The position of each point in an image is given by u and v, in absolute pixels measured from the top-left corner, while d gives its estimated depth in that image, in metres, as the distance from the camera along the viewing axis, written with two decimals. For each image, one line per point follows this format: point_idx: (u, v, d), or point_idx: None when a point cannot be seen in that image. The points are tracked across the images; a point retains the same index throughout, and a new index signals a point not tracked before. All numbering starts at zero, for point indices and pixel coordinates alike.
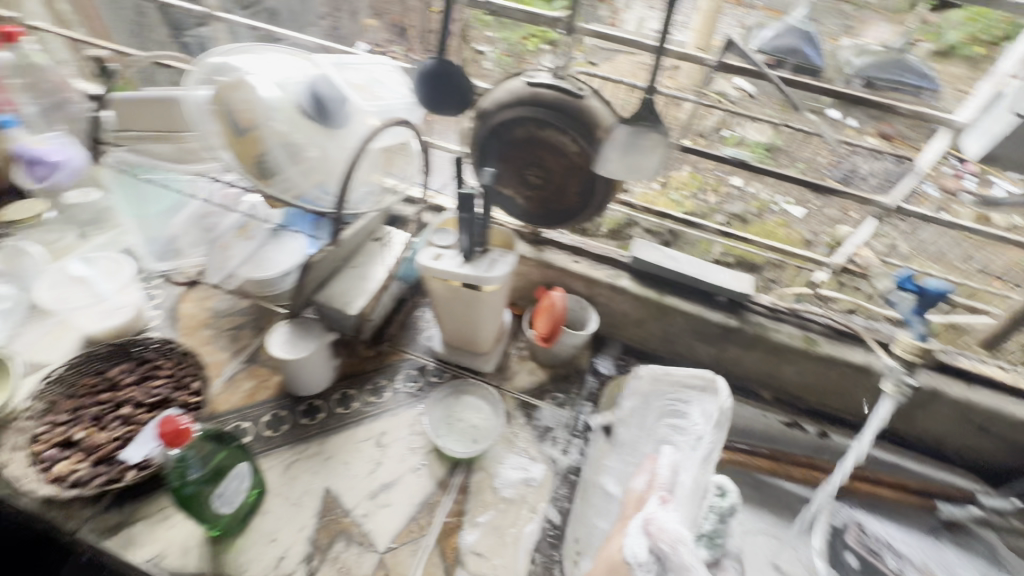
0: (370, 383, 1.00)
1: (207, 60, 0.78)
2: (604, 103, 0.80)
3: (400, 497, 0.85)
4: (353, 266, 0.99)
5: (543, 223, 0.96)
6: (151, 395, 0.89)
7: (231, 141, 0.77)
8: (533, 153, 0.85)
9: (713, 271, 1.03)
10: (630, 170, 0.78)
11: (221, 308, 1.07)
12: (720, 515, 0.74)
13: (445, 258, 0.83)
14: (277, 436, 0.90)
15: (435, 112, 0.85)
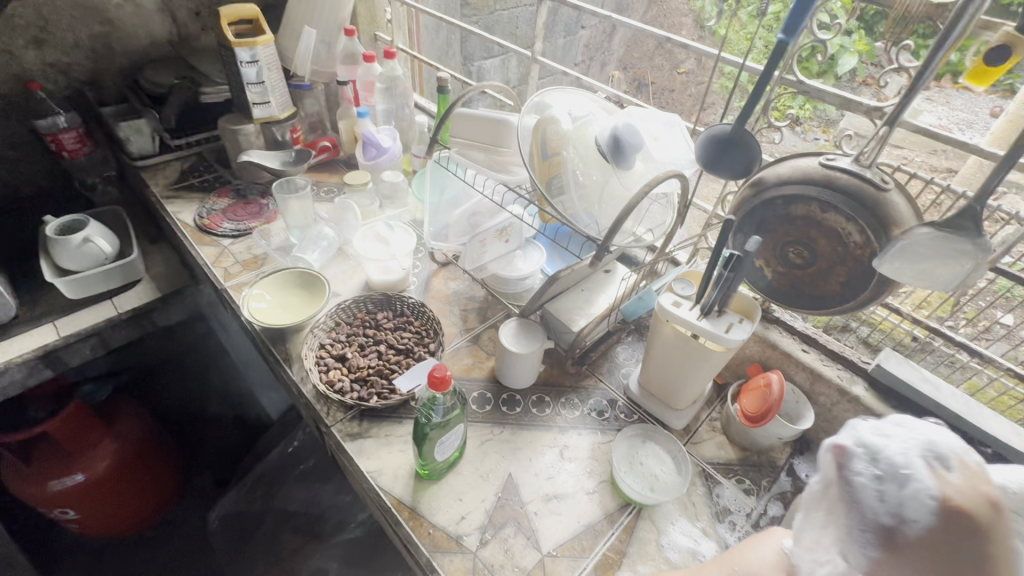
0: (564, 397, 1.07)
1: (532, 98, 0.97)
2: (908, 200, 0.76)
3: (570, 511, 0.89)
4: (582, 289, 1.09)
5: (787, 303, 0.92)
6: (400, 342, 1.09)
7: (536, 161, 0.91)
8: (803, 233, 0.83)
9: (984, 414, 0.87)
10: (920, 276, 0.73)
11: (460, 290, 1.27)
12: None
13: (683, 307, 0.87)
14: (480, 413, 1.02)
15: (713, 172, 0.89)
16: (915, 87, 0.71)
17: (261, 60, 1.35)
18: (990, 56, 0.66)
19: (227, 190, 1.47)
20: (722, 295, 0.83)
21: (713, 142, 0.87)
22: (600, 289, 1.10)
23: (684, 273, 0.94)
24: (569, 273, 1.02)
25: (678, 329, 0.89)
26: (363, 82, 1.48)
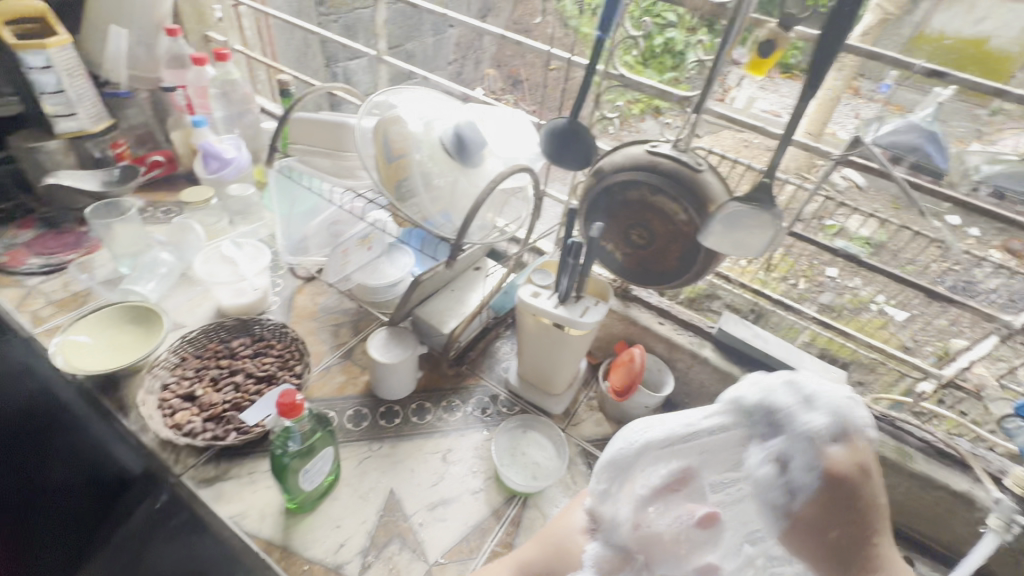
0: (444, 400, 1.05)
1: (373, 98, 0.94)
2: (720, 179, 0.84)
3: (456, 515, 0.88)
4: (451, 289, 1.08)
5: (638, 280, 0.99)
6: (260, 369, 1.00)
7: (380, 166, 0.88)
8: (640, 215, 0.90)
9: (803, 357, 1.00)
10: (735, 246, 0.82)
11: (329, 305, 1.20)
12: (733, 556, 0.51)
13: (542, 296, 0.90)
14: (356, 431, 0.98)
15: (557, 163, 0.93)
16: (711, 74, 0.80)
17: (57, 66, 1.16)
18: (762, 48, 0.76)
19: (31, 220, 1.25)
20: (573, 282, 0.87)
21: (553, 136, 0.91)
22: (471, 286, 1.10)
23: (542, 263, 0.97)
24: (433, 275, 1.00)
25: (540, 319, 0.91)
26: (195, 87, 1.34)
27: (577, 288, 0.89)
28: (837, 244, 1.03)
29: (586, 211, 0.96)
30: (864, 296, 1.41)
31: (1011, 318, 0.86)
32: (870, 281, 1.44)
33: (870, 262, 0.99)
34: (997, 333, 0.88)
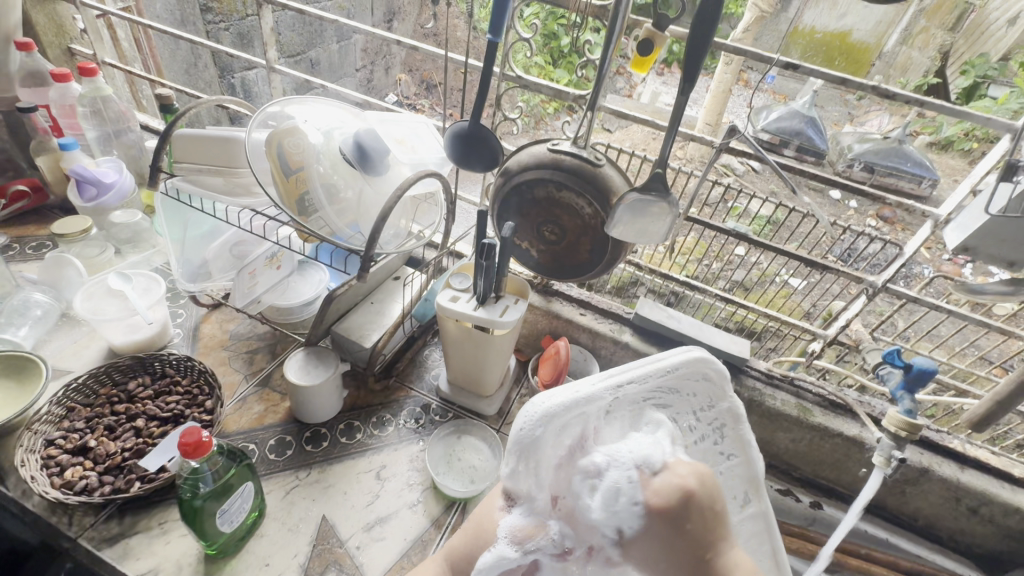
0: (374, 416, 1.02)
1: (266, 110, 0.89)
2: (619, 172, 0.89)
3: (394, 532, 0.86)
4: (371, 302, 1.05)
5: (555, 275, 1.02)
6: (164, 409, 0.92)
7: (278, 180, 0.83)
8: (550, 212, 0.92)
9: (711, 332, 1.08)
10: (639, 234, 0.85)
11: (240, 332, 1.13)
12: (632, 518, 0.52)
13: (461, 300, 0.90)
14: (280, 461, 0.92)
15: (465, 167, 0.93)
16: (600, 74, 0.83)
17: None
18: (642, 47, 0.80)
19: None
20: (490, 283, 0.87)
21: (457, 140, 0.92)
22: (391, 296, 1.08)
23: (460, 267, 0.97)
24: (349, 289, 0.97)
25: (462, 323, 0.91)
26: (59, 106, 1.21)
27: (495, 288, 0.90)
28: (729, 225, 1.11)
29: (498, 211, 0.97)
30: (768, 270, 1.53)
31: (875, 277, 0.97)
32: (766, 256, 1.58)
33: (759, 240, 1.09)
34: (866, 293, 1.00)
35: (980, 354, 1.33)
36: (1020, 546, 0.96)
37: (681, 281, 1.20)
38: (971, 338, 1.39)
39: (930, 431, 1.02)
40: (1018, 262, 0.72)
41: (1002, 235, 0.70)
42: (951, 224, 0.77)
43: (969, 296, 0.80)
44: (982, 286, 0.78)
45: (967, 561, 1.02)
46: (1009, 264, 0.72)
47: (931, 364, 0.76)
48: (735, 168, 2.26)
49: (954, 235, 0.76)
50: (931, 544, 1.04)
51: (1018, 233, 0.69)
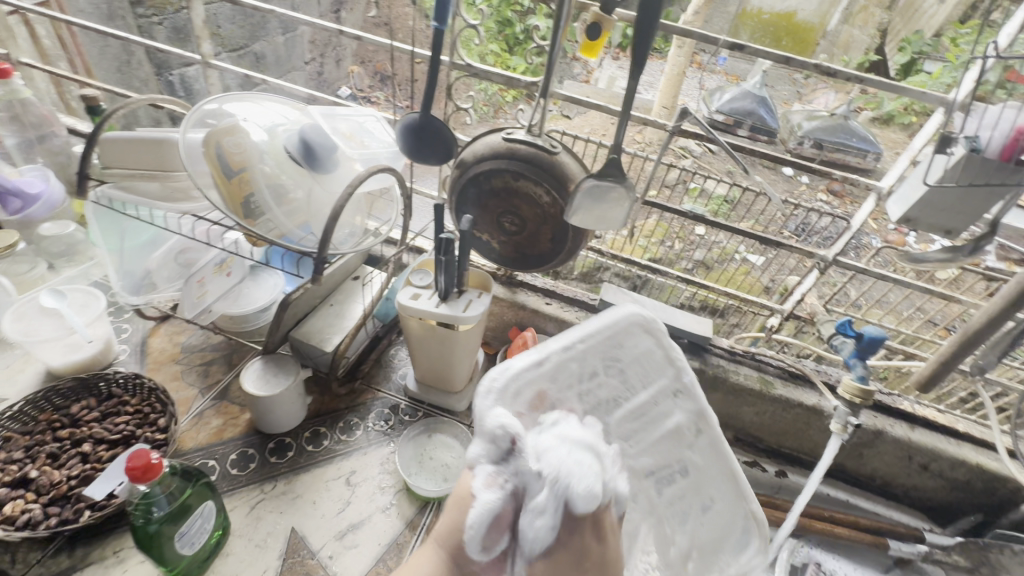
0: (341, 421, 1.00)
1: (203, 107, 0.84)
2: (575, 159, 0.88)
3: (368, 537, 0.84)
4: (330, 304, 1.02)
5: (518, 266, 1.01)
6: (113, 431, 0.87)
7: (220, 182, 0.79)
8: (508, 202, 0.91)
9: (674, 313, 1.09)
10: (599, 221, 0.85)
11: (193, 343, 1.08)
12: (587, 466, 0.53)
13: (422, 298, 0.88)
14: (243, 475, 0.89)
15: (420, 161, 0.91)
16: (550, 59, 0.82)
17: None
18: (590, 31, 0.79)
19: None
20: (450, 278, 0.85)
21: (409, 133, 0.89)
22: (351, 297, 1.05)
23: (420, 263, 0.95)
24: (305, 292, 0.93)
25: (425, 320, 0.89)
26: None
27: (458, 284, 0.88)
28: (686, 208, 1.13)
29: (456, 204, 0.95)
30: (727, 249, 1.60)
31: (826, 251, 1.01)
32: (725, 236, 1.62)
33: (714, 220, 1.11)
34: (818, 267, 1.04)
35: (927, 317, 1.40)
36: (967, 496, 1.02)
37: (643, 265, 1.22)
38: (916, 304, 1.47)
39: (884, 395, 1.07)
40: (955, 230, 0.75)
41: (939, 204, 0.72)
42: (893, 197, 0.80)
43: (912, 265, 0.83)
44: (923, 254, 0.82)
45: (920, 514, 1.09)
46: (946, 233, 0.76)
47: (881, 333, 0.80)
48: (692, 150, 2.30)
49: (896, 207, 0.78)
50: (888, 500, 1.10)
51: (952, 203, 0.71)
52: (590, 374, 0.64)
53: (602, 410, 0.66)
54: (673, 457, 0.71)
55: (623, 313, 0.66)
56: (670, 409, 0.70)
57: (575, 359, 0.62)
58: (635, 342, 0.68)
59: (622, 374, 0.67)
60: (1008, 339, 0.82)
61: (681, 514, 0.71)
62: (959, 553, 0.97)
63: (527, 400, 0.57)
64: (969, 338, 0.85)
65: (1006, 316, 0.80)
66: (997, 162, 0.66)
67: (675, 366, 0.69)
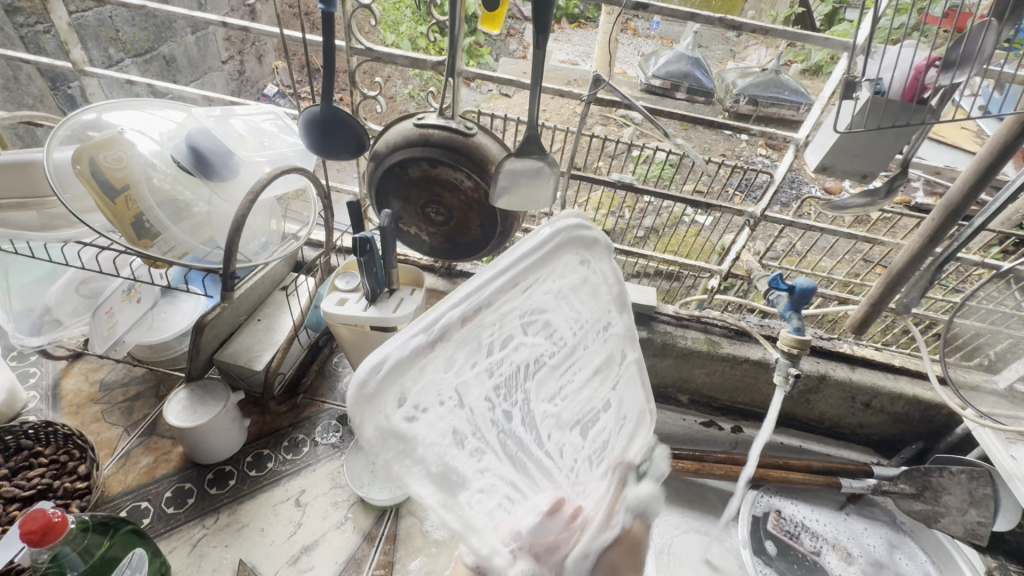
0: (286, 440, 0.95)
1: (79, 118, 0.76)
2: (494, 139, 0.84)
3: (324, 557, 0.80)
4: (258, 319, 0.96)
5: (452, 257, 0.97)
6: (25, 487, 0.79)
7: (102, 204, 0.70)
8: (431, 192, 0.87)
9: None
10: (525, 202, 0.81)
11: (114, 379, 1.00)
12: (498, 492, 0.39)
13: (349, 302, 0.83)
14: (182, 513, 0.83)
15: (332, 158, 0.85)
16: (451, 36, 0.78)
17: None
18: (487, 3, 0.76)
19: None
20: (374, 278, 0.80)
21: (315, 128, 0.82)
22: (281, 309, 0.99)
23: (345, 266, 0.90)
24: (224, 311, 0.86)
25: (355, 326, 0.84)
26: None
27: (388, 284, 0.84)
28: (616, 178, 1.12)
29: (378, 199, 0.91)
30: (672, 214, 1.60)
31: (754, 207, 1.02)
32: (667, 201, 1.63)
33: (646, 187, 1.10)
34: (750, 223, 1.05)
35: (863, 257, 1.45)
36: (909, 427, 1.07)
37: (583, 241, 1.21)
38: (852, 246, 1.52)
39: (825, 341, 1.10)
40: (869, 174, 0.77)
41: (851, 149, 0.73)
42: (810, 145, 0.81)
43: (834, 212, 0.85)
44: (844, 200, 0.83)
45: (868, 449, 1.13)
46: (862, 177, 0.77)
47: (810, 282, 0.80)
48: (633, 117, 2.29)
49: (813, 156, 0.80)
50: (837, 440, 1.14)
51: (863, 147, 0.73)
52: (506, 330, 0.43)
53: (516, 369, 0.43)
54: (600, 395, 0.51)
55: (553, 237, 0.48)
56: (595, 348, 0.52)
57: (486, 314, 0.42)
58: (563, 280, 0.50)
59: (548, 321, 0.47)
60: (930, 273, 0.84)
61: (606, 453, 0.50)
62: (904, 481, 1.00)
63: (424, 396, 0.38)
64: (894, 279, 0.88)
65: (925, 252, 0.83)
66: (901, 103, 0.66)
67: (610, 301, 0.55)
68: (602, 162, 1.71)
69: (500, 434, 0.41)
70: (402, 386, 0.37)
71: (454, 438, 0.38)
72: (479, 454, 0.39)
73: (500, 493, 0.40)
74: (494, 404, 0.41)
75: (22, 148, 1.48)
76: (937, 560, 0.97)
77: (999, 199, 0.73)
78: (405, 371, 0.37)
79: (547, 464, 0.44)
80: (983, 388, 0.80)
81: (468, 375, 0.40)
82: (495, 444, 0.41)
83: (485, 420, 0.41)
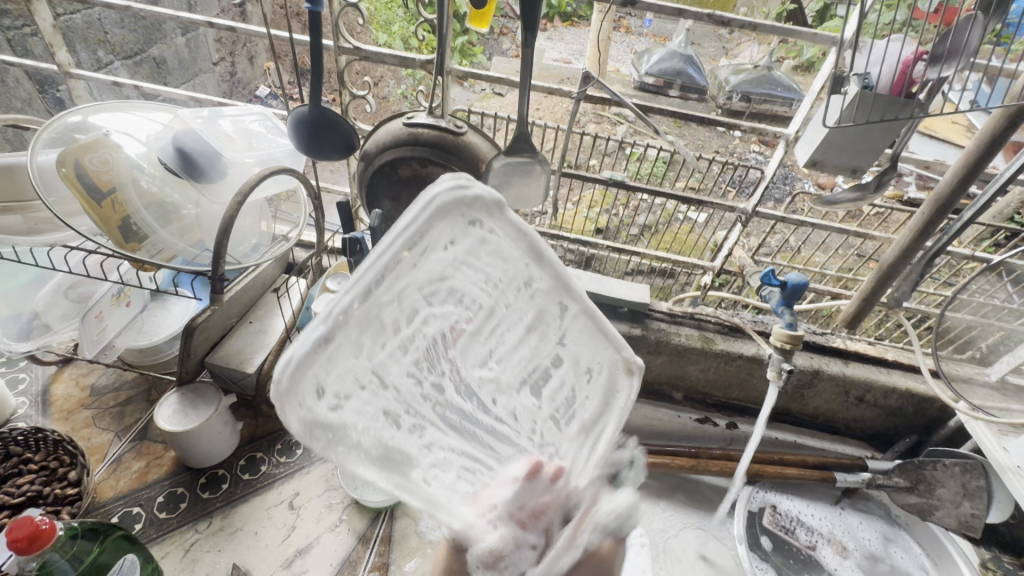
0: (280, 443, 0.94)
1: (65, 120, 0.75)
2: (484, 138, 0.84)
3: (318, 560, 0.80)
4: (249, 321, 0.96)
5: None
6: (15, 494, 0.78)
7: (88, 206, 0.69)
8: (422, 191, 0.86)
9: (611, 283, 1.08)
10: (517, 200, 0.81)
11: (104, 384, 0.99)
12: (448, 467, 0.39)
13: (341, 303, 0.83)
14: (174, 518, 0.82)
15: (322, 159, 0.84)
16: (440, 34, 0.77)
17: None
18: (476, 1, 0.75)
19: None
20: None
21: (303, 129, 0.82)
22: (272, 311, 0.99)
23: (336, 267, 0.90)
24: (214, 313, 0.86)
25: None
26: None
27: None
28: (609, 175, 1.11)
29: (368, 199, 0.90)
30: (666, 211, 1.60)
31: (746, 204, 1.02)
32: (660, 198, 1.63)
33: (639, 185, 1.10)
34: (742, 219, 1.05)
35: (857, 252, 1.45)
36: (902, 420, 1.07)
37: (577, 239, 1.21)
38: (845, 240, 1.52)
39: (818, 336, 1.10)
40: (859, 169, 0.77)
41: (841, 143, 0.74)
42: (800, 140, 0.81)
43: (825, 207, 0.85)
44: (835, 195, 0.83)
45: (862, 443, 1.14)
46: (851, 172, 0.78)
47: (803, 277, 0.79)
48: (626, 114, 2.29)
49: (803, 152, 0.80)
50: (832, 434, 1.15)
51: (853, 142, 0.73)
52: (408, 305, 0.38)
53: (432, 342, 0.40)
54: (542, 351, 0.47)
55: (429, 200, 0.39)
56: (524, 305, 0.46)
57: (380, 293, 0.36)
58: (458, 241, 0.42)
59: (455, 287, 0.41)
60: (920, 267, 0.84)
61: (566, 404, 0.48)
62: (898, 474, 1.00)
63: (342, 382, 0.34)
64: (887, 272, 0.88)
65: (915, 246, 0.83)
66: (889, 98, 0.66)
67: (526, 252, 0.46)
68: (595, 160, 1.70)
69: (435, 407, 0.39)
70: (324, 378, 0.34)
71: (387, 419, 0.36)
72: (419, 429, 0.38)
73: (454, 465, 0.39)
74: (420, 377, 0.39)
75: (10, 151, 1.46)
76: (931, 554, 0.97)
77: (987, 193, 0.74)
78: (321, 367, 0.34)
79: (496, 427, 0.43)
80: (977, 381, 0.80)
81: (382, 356, 0.37)
82: (433, 416, 0.39)
83: (416, 396, 0.38)
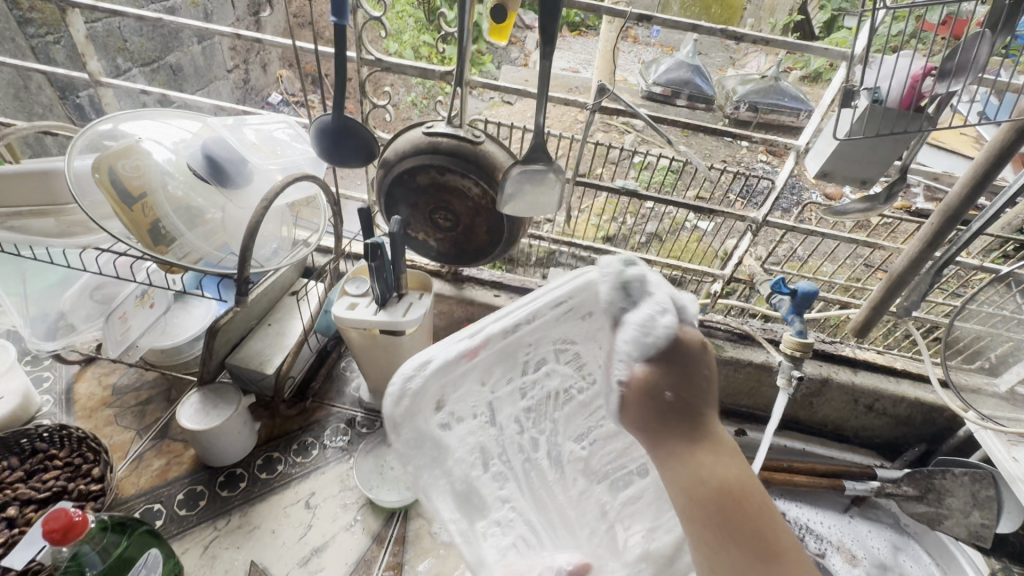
0: (296, 443, 0.96)
1: (97, 128, 0.78)
2: (501, 147, 0.86)
3: (334, 559, 0.81)
4: (268, 324, 0.98)
5: (459, 262, 0.99)
6: (41, 489, 0.80)
7: (119, 211, 0.71)
8: (439, 199, 0.89)
9: None
10: (532, 207, 0.83)
11: (126, 383, 1.02)
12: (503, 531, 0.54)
13: (360, 306, 0.85)
14: (193, 515, 0.84)
15: (342, 166, 0.87)
16: (460, 47, 0.80)
17: None
18: (496, 14, 0.78)
19: None
20: (384, 283, 0.82)
21: (326, 137, 0.84)
22: (291, 313, 1.01)
23: (354, 271, 0.92)
24: (236, 316, 0.88)
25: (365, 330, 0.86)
26: None
27: (399, 288, 0.85)
28: (619, 184, 1.13)
29: (387, 206, 0.93)
30: (674, 219, 1.62)
31: (756, 213, 1.04)
32: (668, 207, 1.65)
33: (649, 194, 1.12)
34: (752, 228, 1.06)
35: (865, 262, 1.46)
36: (912, 430, 1.08)
37: (587, 246, 1.23)
38: (854, 251, 1.53)
39: (828, 345, 1.11)
40: (869, 180, 0.79)
41: (850, 155, 0.75)
42: (809, 153, 0.83)
43: (835, 217, 0.86)
44: (845, 206, 0.85)
45: (872, 452, 1.14)
46: (861, 183, 0.79)
47: (811, 285, 0.81)
48: (634, 124, 2.31)
49: (813, 163, 0.81)
50: (841, 443, 1.15)
51: (862, 154, 0.75)
52: (540, 355, 0.58)
53: (543, 397, 0.60)
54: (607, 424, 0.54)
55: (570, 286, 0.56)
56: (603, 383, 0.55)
57: (522, 344, 0.56)
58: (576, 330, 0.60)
59: (568, 352, 0.60)
60: (930, 278, 0.85)
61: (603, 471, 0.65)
62: (908, 483, 1.01)
63: (460, 406, 0.52)
64: (897, 282, 0.89)
65: (924, 257, 0.84)
66: (898, 112, 0.68)
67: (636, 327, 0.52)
68: (604, 169, 1.73)
69: (522, 455, 0.59)
70: (456, 386, 0.51)
71: (482, 459, 0.54)
72: (501, 478, 0.55)
73: (515, 531, 0.55)
74: (523, 427, 0.59)
75: (34, 157, 1.50)
76: (938, 560, 0.98)
77: (998, 205, 0.75)
78: (450, 380, 0.50)
79: (553, 487, 0.61)
80: (986, 391, 0.80)
81: (504, 395, 0.57)
82: (517, 469, 0.58)
83: (516, 440, 0.58)
